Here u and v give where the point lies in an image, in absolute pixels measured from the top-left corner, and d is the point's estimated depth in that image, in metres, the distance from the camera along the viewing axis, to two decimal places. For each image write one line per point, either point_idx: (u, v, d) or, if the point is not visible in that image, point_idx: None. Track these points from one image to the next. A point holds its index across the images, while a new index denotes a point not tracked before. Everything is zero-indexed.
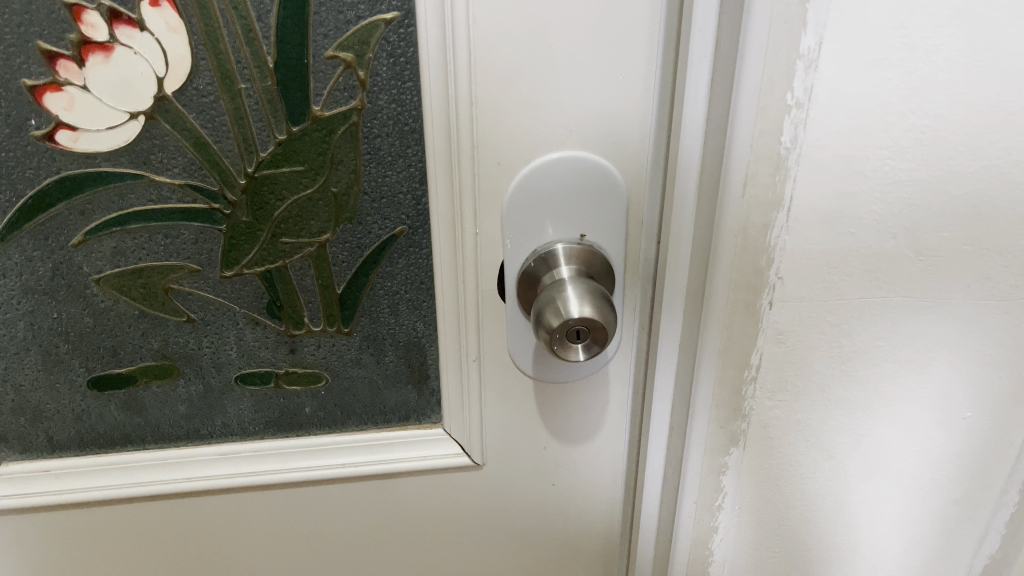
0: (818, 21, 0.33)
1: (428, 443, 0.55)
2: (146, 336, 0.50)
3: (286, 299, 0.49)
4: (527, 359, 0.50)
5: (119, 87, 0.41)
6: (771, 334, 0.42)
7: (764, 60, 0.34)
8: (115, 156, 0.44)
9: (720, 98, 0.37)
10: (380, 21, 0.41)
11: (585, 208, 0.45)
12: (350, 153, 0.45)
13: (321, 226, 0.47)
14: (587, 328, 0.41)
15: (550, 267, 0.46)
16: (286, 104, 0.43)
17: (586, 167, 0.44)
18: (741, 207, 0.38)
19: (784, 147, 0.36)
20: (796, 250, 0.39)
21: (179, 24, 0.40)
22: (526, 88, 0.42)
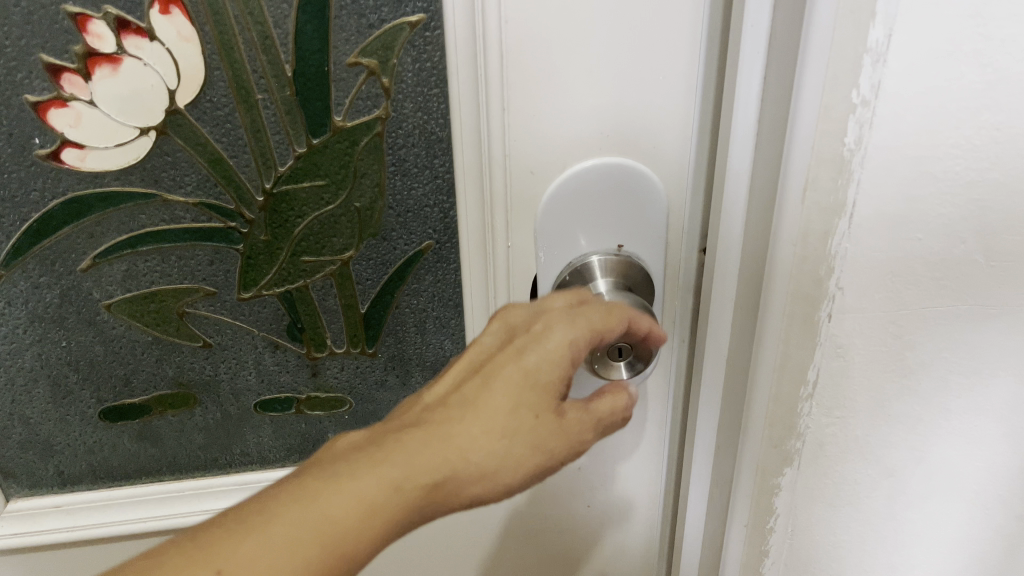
0: (887, 12, 0.31)
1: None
2: (161, 363, 0.49)
3: (307, 321, 0.48)
4: None
5: (127, 101, 0.39)
6: (828, 347, 0.39)
7: (827, 56, 0.32)
8: (125, 174, 0.42)
9: (776, 98, 0.34)
10: (405, 24, 0.39)
11: (623, 216, 0.41)
12: (373, 165, 0.43)
13: (343, 243, 0.45)
14: (630, 347, 0.39)
15: (585, 281, 0.42)
16: (307, 115, 0.41)
17: (623, 172, 0.41)
18: (801, 214, 0.35)
19: (847, 149, 0.34)
20: (858, 259, 0.36)
21: (191, 33, 0.38)
22: (561, 91, 0.39)
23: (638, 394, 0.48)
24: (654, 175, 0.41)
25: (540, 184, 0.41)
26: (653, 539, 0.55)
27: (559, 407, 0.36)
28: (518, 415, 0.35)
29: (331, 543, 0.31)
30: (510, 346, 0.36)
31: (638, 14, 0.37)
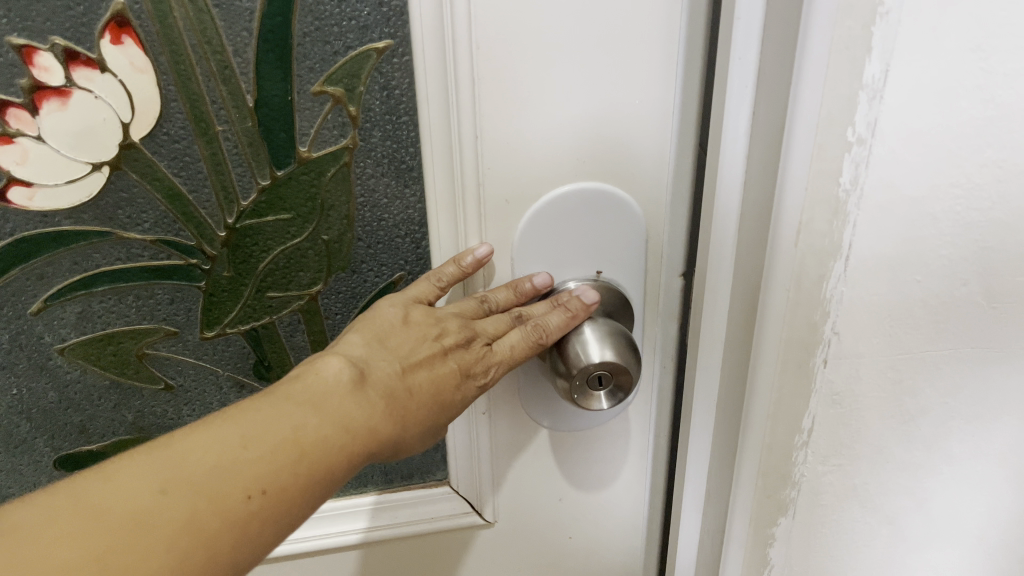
0: (884, 46, 0.29)
1: (434, 504, 0.49)
2: (120, 409, 0.45)
3: (274, 359, 0.44)
4: (540, 410, 0.44)
5: (78, 136, 0.35)
6: (825, 395, 0.37)
7: (823, 91, 0.30)
8: (76, 213, 0.37)
9: (767, 133, 0.32)
10: (371, 50, 0.36)
11: (601, 244, 0.40)
12: (343, 197, 0.39)
13: (311, 278, 0.41)
14: (610, 375, 0.37)
15: None
16: (270, 146, 0.37)
17: (600, 198, 0.39)
18: (796, 257, 0.33)
19: (843, 189, 0.32)
20: (855, 302, 0.34)
21: (146, 63, 0.34)
22: (533, 114, 0.36)
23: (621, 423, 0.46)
24: (632, 201, 0.39)
25: (515, 214, 0.39)
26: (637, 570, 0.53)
27: (463, 383, 0.38)
28: (435, 404, 0.38)
29: (331, 472, 0.32)
30: (455, 366, 0.38)
31: (614, 31, 0.35)
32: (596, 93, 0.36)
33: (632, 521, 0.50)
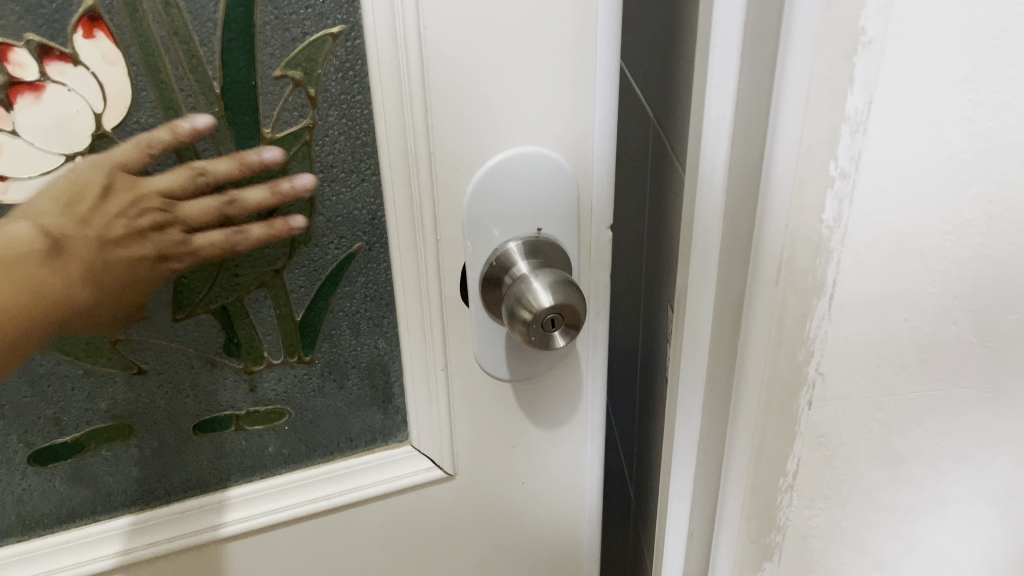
0: (867, 77, 0.27)
1: (396, 463, 0.47)
2: (94, 398, 0.41)
3: (244, 339, 0.42)
4: (505, 371, 0.43)
5: (52, 130, 0.34)
6: (809, 437, 0.35)
7: (803, 123, 0.28)
8: (49, 210, 0.35)
9: (743, 167, 0.30)
10: (327, 35, 0.35)
11: (538, 197, 0.39)
12: (304, 171, 0.38)
13: (276, 254, 0.40)
14: (563, 314, 0.36)
15: (507, 269, 0.39)
16: (234, 128, 0.36)
17: (539, 163, 0.38)
18: (775, 295, 0.31)
19: (825, 226, 0.30)
20: (839, 341, 0.33)
21: (118, 57, 0.34)
22: (482, 89, 0.36)
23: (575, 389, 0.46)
24: (567, 165, 0.39)
25: (463, 179, 0.38)
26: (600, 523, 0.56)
27: (157, 264, 0.38)
28: (94, 286, 0.38)
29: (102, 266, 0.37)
30: (139, 238, 0.37)
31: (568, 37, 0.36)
32: (537, 79, 0.36)
33: None
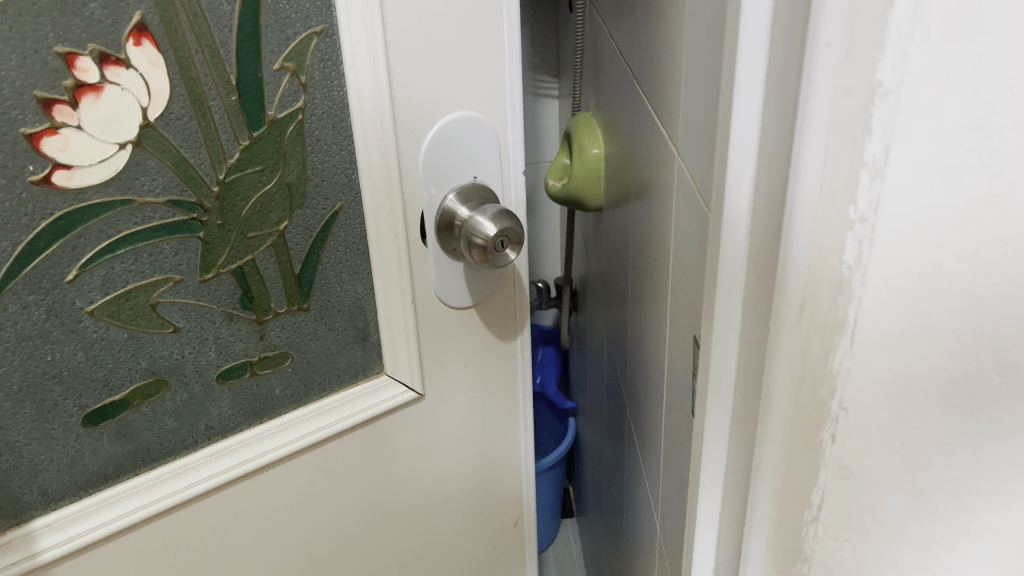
0: (885, 126, 0.28)
1: (377, 391, 0.64)
2: (137, 357, 0.53)
3: (256, 290, 0.55)
4: (456, 288, 0.62)
5: (109, 123, 0.45)
6: (834, 471, 0.36)
7: (822, 170, 0.29)
8: (105, 187, 0.47)
9: (765, 208, 0.32)
10: (312, 34, 0.49)
11: (471, 152, 0.58)
12: (298, 148, 0.52)
13: (279, 216, 0.54)
14: (507, 236, 0.57)
15: (458, 213, 0.58)
16: (246, 113, 0.49)
17: (470, 121, 0.56)
18: (799, 332, 0.33)
19: (846, 267, 0.31)
20: (861, 377, 0.33)
21: (159, 57, 0.45)
22: (429, 70, 0.53)
23: (506, 306, 0.67)
24: (485, 118, 0.57)
25: (419, 138, 0.55)
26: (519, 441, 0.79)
27: None
28: None
29: None
30: None
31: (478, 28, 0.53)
32: (464, 63, 0.54)
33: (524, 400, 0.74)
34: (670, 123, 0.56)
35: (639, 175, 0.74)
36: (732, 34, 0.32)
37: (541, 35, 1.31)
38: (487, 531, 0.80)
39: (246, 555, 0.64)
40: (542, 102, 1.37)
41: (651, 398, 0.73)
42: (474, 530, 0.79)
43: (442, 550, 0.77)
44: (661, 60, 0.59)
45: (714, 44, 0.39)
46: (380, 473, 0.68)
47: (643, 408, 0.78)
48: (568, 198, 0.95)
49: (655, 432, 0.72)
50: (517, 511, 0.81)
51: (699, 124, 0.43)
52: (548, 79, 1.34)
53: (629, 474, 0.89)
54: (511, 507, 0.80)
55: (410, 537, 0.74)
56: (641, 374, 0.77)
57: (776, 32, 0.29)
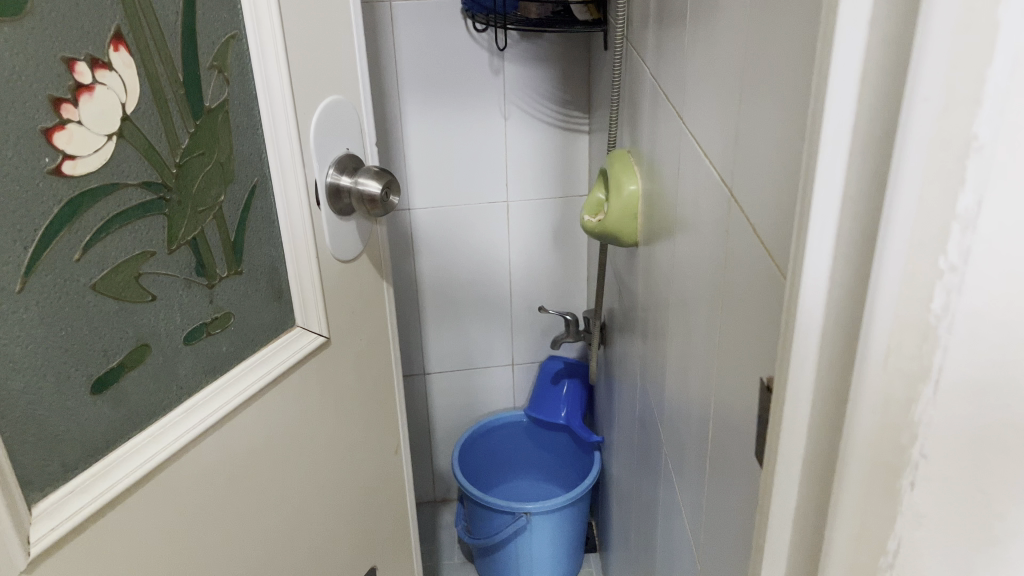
0: (978, 178, 0.29)
1: (293, 341, 0.74)
2: (127, 325, 0.59)
3: (206, 258, 0.65)
4: (345, 246, 0.76)
5: (101, 116, 0.54)
6: (911, 519, 0.36)
7: (915, 219, 0.30)
8: (99, 173, 0.55)
9: (846, 256, 0.33)
10: (230, 38, 0.63)
11: (342, 127, 0.73)
12: (226, 134, 0.65)
13: (217, 192, 0.65)
14: (388, 188, 0.76)
15: (342, 179, 0.74)
16: (191, 104, 0.61)
17: (338, 103, 0.72)
18: (884, 379, 0.33)
19: (934, 316, 0.31)
20: (943, 426, 0.33)
21: (132, 60, 0.56)
22: (312, 60, 0.69)
23: (374, 260, 0.82)
24: (348, 99, 0.74)
25: (309, 116, 0.69)
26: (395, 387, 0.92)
27: None
28: None
29: None
30: None
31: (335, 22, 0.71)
32: (331, 55, 0.71)
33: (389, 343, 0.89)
34: (723, 161, 0.57)
35: (676, 207, 0.75)
36: (818, 86, 0.32)
37: (575, 72, 1.35)
38: (372, 467, 0.91)
39: (215, 518, 0.69)
40: (576, 141, 1.40)
41: (690, 433, 0.73)
42: (367, 466, 0.90)
43: (346, 491, 0.87)
44: (711, 98, 0.60)
45: (797, 88, 0.39)
46: (306, 419, 0.78)
47: (680, 443, 0.77)
48: (604, 233, 0.96)
49: (696, 469, 0.71)
50: (394, 438, 0.94)
51: (775, 167, 0.44)
52: (579, 114, 1.38)
53: (662, 512, 0.89)
54: (389, 436, 0.93)
55: (326, 481, 0.83)
56: (679, 410, 0.77)
57: (866, 86, 0.30)
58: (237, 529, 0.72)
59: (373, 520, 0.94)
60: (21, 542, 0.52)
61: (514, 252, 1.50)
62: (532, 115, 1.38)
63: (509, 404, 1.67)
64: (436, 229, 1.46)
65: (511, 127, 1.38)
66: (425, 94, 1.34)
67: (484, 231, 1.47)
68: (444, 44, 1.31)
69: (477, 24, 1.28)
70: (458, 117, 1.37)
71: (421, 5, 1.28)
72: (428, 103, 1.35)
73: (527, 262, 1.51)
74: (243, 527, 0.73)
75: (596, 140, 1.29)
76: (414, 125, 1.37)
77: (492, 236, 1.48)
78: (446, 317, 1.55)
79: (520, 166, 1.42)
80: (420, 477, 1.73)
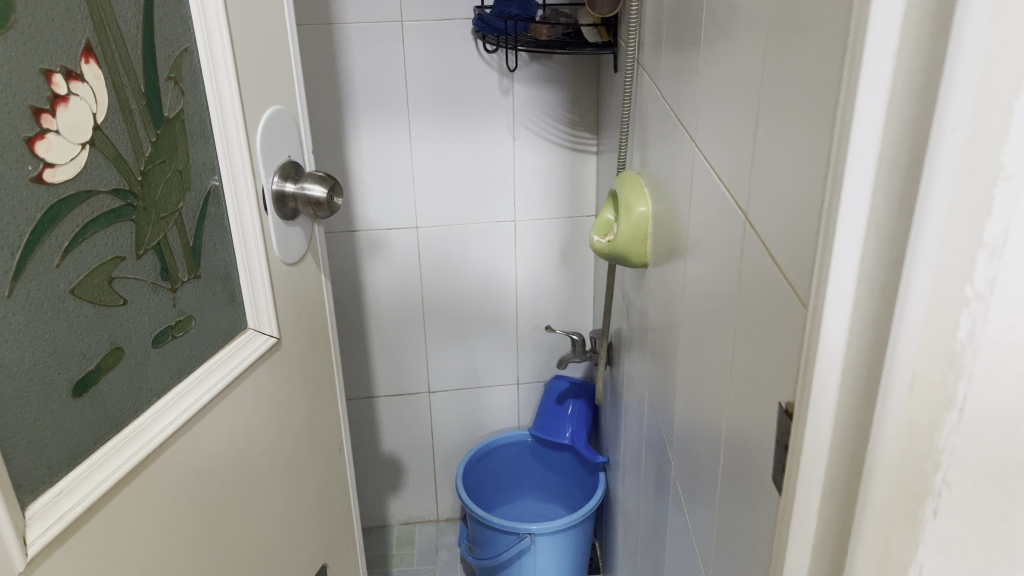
0: (1007, 208, 0.29)
1: (249, 342, 0.74)
2: (101, 330, 0.59)
3: (169, 262, 0.65)
4: (291, 250, 0.77)
5: (74, 126, 0.55)
6: (933, 545, 0.36)
7: (942, 245, 0.30)
8: (75, 182, 0.55)
9: (870, 283, 0.33)
10: (185, 51, 0.64)
11: (285, 135, 0.75)
12: (184, 142, 0.65)
13: (178, 199, 0.65)
14: (333, 192, 0.78)
15: (287, 185, 0.75)
16: (153, 113, 0.62)
17: (279, 110, 0.74)
18: (908, 405, 0.32)
19: (959, 343, 0.31)
20: (967, 454, 0.34)
21: (101, 72, 0.57)
22: (255, 72, 0.70)
23: (314, 263, 0.83)
24: (287, 108, 0.76)
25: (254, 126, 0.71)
26: (337, 388, 0.93)
27: None
28: None
29: None
30: None
31: (271, 37, 0.72)
32: (271, 68, 0.73)
33: (330, 345, 0.90)
34: (738, 184, 0.57)
35: (688, 229, 0.75)
36: (845, 113, 0.32)
37: (583, 93, 1.36)
38: (321, 468, 0.91)
39: (190, 526, 0.68)
40: (582, 161, 1.41)
41: (701, 456, 0.72)
42: (318, 465, 0.90)
43: (299, 494, 0.87)
44: (727, 121, 0.60)
45: (819, 110, 0.40)
46: (266, 423, 0.78)
47: (691, 466, 0.77)
48: (614, 253, 0.96)
49: (708, 497, 0.71)
50: (338, 437, 0.95)
51: (794, 194, 0.44)
52: (587, 135, 1.39)
53: (670, 536, 0.88)
54: (334, 435, 0.94)
55: (287, 484, 0.84)
56: (689, 433, 0.77)
57: (893, 113, 0.30)
58: (211, 536, 0.71)
59: (328, 523, 0.94)
60: (19, 543, 0.51)
61: (521, 271, 1.50)
62: (538, 135, 1.38)
63: (513, 424, 1.67)
64: (442, 248, 1.46)
65: (520, 146, 1.39)
66: (436, 112, 1.35)
67: (491, 249, 1.47)
68: (454, 65, 1.32)
69: (488, 45, 1.30)
70: (465, 132, 1.37)
71: (422, 26, 1.29)
72: (440, 122, 1.36)
73: (534, 282, 1.51)
74: (214, 535, 0.72)
75: (605, 160, 1.30)
76: (426, 144, 1.38)
77: (495, 254, 1.48)
78: (452, 336, 1.55)
79: (529, 185, 1.42)
80: (423, 495, 1.73)
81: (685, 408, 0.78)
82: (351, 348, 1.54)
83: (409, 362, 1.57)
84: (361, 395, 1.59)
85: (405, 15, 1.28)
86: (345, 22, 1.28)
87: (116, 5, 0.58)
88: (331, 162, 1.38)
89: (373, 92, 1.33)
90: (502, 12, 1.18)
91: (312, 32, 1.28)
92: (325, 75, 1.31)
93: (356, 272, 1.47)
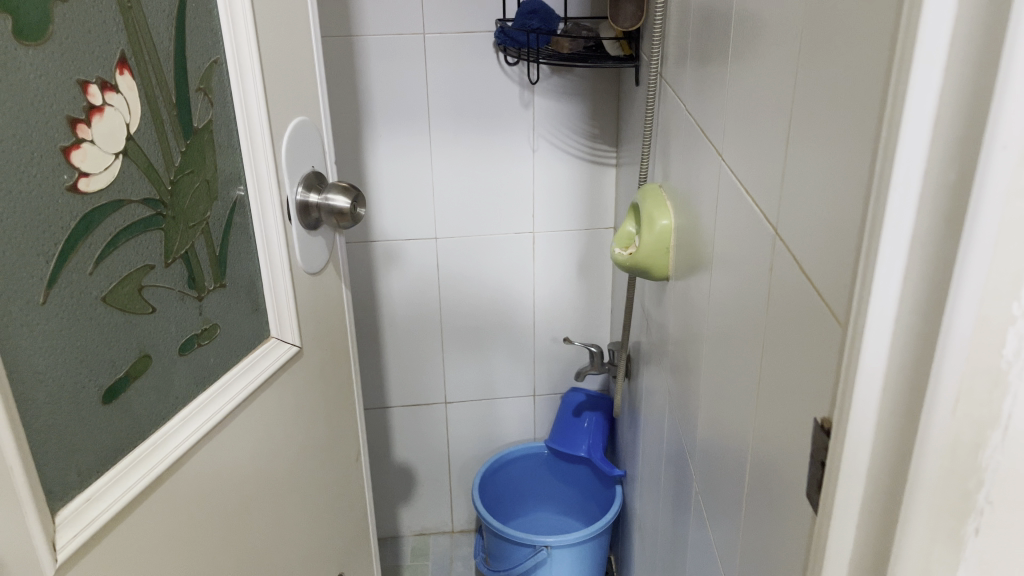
0: None
1: (271, 352, 0.74)
2: (130, 337, 0.59)
3: (195, 270, 0.66)
4: (314, 259, 0.78)
5: (110, 135, 0.55)
6: (974, 564, 0.36)
7: (991, 262, 0.30)
8: (109, 191, 0.56)
9: (914, 301, 0.33)
10: (215, 63, 0.65)
11: (309, 146, 0.76)
12: (211, 152, 0.66)
13: (205, 208, 0.66)
14: (356, 204, 0.78)
15: (310, 196, 0.76)
16: (183, 123, 0.62)
17: (304, 122, 0.75)
18: (953, 424, 0.32)
19: (1005, 361, 0.31)
20: (1009, 472, 0.34)
21: (134, 84, 0.57)
22: (282, 85, 0.71)
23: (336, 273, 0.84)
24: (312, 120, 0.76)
25: (280, 137, 0.72)
26: (357, 398, 0.93)
27: None
28: None
29: None
30: None
31: (299, 51, 0.73)
32: (298, 81, 0.74)
33: (350, 355, 0.90)
34: (769, 199, 0.57)
35: (712, 244, 0.75)
36: (889, 130, 0.32)
37: (603, 105, 1.36)
38: (339, 477, 0.91)
39: (211, 534, 0.68)
40: (602, 172, 1.41)
41: (726, 472, 0.72)
42: (336, 475, 0.90)
43: (317, 504, 0.86)
44: (755, 138, 0.60)
45: (858, 128, 0.40)
46: (286, 431, 0.78)
47: (714, 481, 0.76)
48: (634, 266, 0.95)
49: (732, 512, 0.70)
50: (356, 448, 0.95)
51: (830, 212, 0.44)
52: (606, 147, 1.39)
53: (691, 551, 0.88)
54: (352, 446, 0.93)
55: (306, 492, 0.84)
56: (713, 448, 0.76)
57: (940, 131, 0.30)
58: (231, 543, 0.71)
59: (346, 533, 0.94)
60: (50, 549, 0.51)
61: (538, 283, 1.50)
62: (557, 147, 1.39)
63: (529, 436, 1.67)
64: (460, 258, 1.47)
65: (539, 158, 1.39)
66: (454, 124, 1.36)
67: (508, 260, 1.48)
68: (473, 77, 1.33)
69: (508, 58, 1.30)
70: (484, 144, 1.38)
71: (443, 39, 1.30)
72: (460, 134, 1.37)
73: (551, 293, 1.51)
74: (234, 543, 0.72)
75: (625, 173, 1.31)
76: (445, 156, 1.38)
77: (513, 265, 1.48)
78: (469, 347, 1.55)
79: (548, 198, 1.43)
80: (437, 506, 1.72)
81: (708, 424, 0.78)
82: (368, 358, 1.55)
83: (426, 372, 1.57)
84: (377, 406, 1.59)
85: (428, 28, 1.29)
86: (364, 34, 1.29)
87: (149, 18, 0.59)
88: (349, 173, 1.39)
89: (394, 103, 1.34)
90: (524, 26, 1.18)
91: (333, 44, 1.30)
92: (347, 87, 1.32)
93: (371, 282, 1.48)
